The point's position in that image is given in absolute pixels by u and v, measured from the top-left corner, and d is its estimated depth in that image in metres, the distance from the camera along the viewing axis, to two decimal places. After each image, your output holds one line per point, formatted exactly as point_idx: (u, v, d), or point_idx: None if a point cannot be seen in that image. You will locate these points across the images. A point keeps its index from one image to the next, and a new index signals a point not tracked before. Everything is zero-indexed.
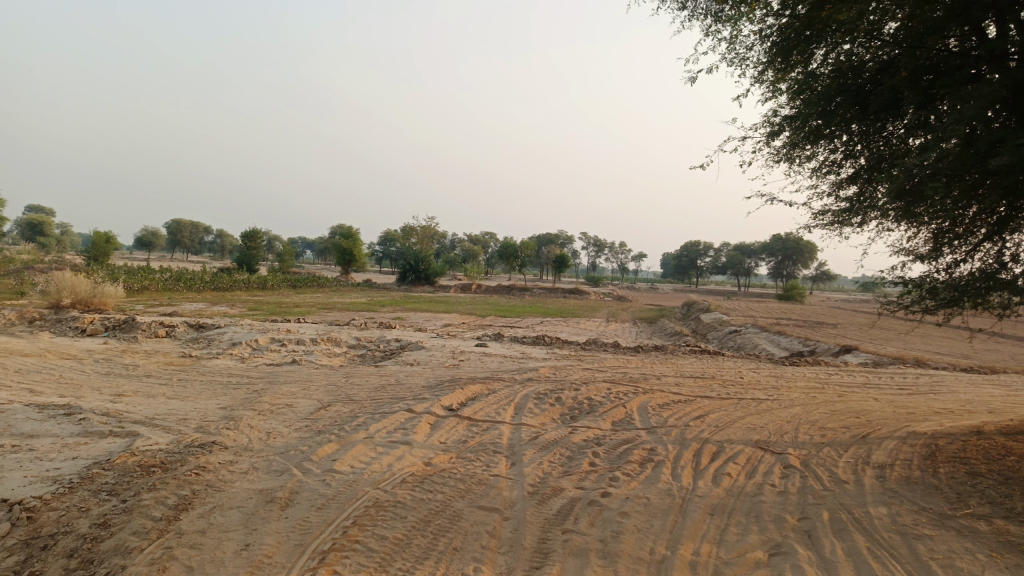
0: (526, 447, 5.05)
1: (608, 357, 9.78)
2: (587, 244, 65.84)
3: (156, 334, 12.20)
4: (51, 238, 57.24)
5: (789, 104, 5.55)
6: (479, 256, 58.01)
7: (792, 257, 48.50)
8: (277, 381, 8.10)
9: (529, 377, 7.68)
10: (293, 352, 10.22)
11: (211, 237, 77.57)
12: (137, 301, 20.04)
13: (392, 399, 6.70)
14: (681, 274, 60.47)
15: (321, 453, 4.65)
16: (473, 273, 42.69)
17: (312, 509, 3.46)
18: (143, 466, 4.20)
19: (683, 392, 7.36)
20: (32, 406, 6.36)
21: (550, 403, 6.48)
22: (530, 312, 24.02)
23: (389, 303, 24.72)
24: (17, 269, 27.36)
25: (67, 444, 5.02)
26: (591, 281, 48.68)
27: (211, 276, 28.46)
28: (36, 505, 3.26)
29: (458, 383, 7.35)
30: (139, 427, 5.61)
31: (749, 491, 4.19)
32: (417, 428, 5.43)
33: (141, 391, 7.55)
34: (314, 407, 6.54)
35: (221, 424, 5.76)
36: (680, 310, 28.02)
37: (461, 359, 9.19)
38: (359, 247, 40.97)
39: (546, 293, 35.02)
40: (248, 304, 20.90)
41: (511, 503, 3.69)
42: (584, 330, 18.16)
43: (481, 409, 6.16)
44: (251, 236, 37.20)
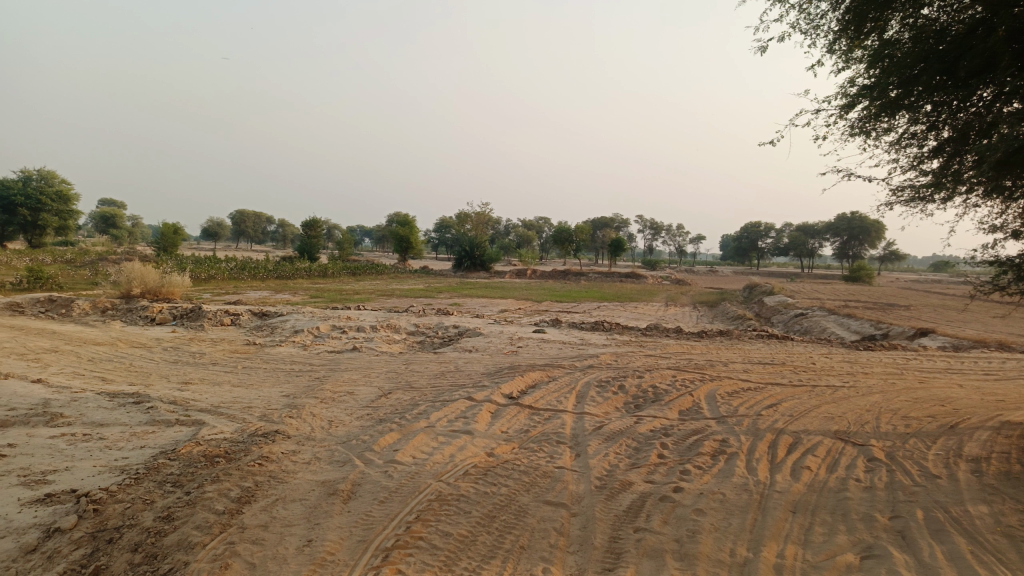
0: (591, 437, 4.89)
1: (671, 343, 9.51)
2: (644, 227, 64.79)
3: (221, 323, 12.43)
4: (124, 229, 59.37)
5: (865, 73, 5.17)
6: (534, 241, 57.76)
7: (858, 237, 46.75)
8: (338, 369, 8.12)
9: (591, 364, 7.49)
10: (353, 339, 10.26)
11: (273, 227, 79.34)
12: (204, 289, 20.55)
13: (452, 386, 6.61)
14: (741, 256, 59.02)
15: (382, 443, 4.57)
16: (528, 258, 42.53)
17: (375, 502, 3.37)
18: (207, 456, 4.20)
19: (752, 379, 7.06)
20: (104, 395, 6.50)
21: (614, 391, 6.29)
22: (586, 297, 23.70)
23: (446, 289, 24.75)
24: (91, 261, 28.41)
25: (135, 432, 5.08)
26: (649, 265, 47.91)
27: (273, 265, 29.01)
28: (102, 498, 3.26)
29: (518, 370, 7.22)
30: (204, 416, 5.66)
31: (832, 487, 3.94)
32: (478, 417, 5.32)
33: (207, 379, 7.66)
34: (374, 394, 6.50)
35: (285, 413, 5.77)
36: (742, 294, 27.25)
37: (520, 346, 9.06)
38: (415, 234, 41.22)
39: (602, 278, 34.59)
40: (310, 292, 21.23)
41: (578, 497, 3.54)
42: (643, 316, 17.80)
43: (543, 398, 6.01)
44: (311, 225, 37.83)
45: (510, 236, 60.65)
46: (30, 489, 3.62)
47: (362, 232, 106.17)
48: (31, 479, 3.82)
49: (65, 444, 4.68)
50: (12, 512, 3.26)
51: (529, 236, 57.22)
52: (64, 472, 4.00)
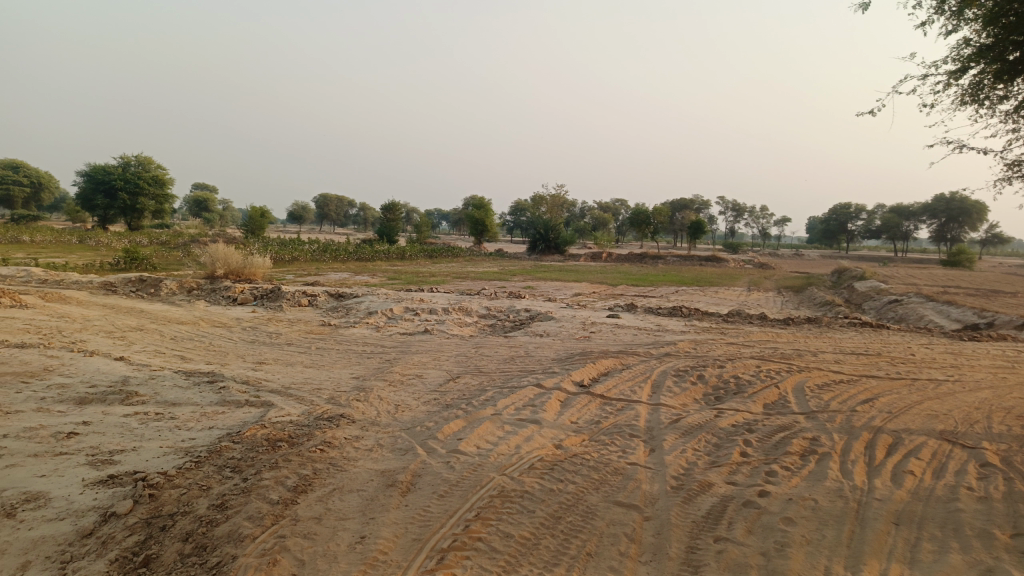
0: (667, 431, 4.58)
1: (755, 330, 9.01)
2: (725, 209, 62.78)
3: (299, 303, 12.62)
4: (215, 213, 61.86)
5: (981, 34, 4.61)
6: (610, 223, 56.92)
7: (957, 219, 43.92)
8: (408, 351, 8.04)
9: (668, 351, 7.13)
10: (425, 322, 10.19)
11: (354, 210, 81.01)
12: (286, 270, 21.08)
13: (522, 372, 6.40)
14: (829, 239, 56.51)
15: (447, 431, 4.39)
16: (604, 241, 41.82)
17: (433, 497, 3.18)
18: (270, 440, 4.12)
19: (844, 371, 6.56)
20: (180, 374, 6.61)
21: (692, 381, 5.94)
22: (664, 281, 23.03)
23: (521, 272, 24.56)
24: (184, 243, 29.65)
25: (205, 413, 5.09)
26: (730, 249, 46.43)
27: (352, 247, 29.53)
28: (159, 483, 3.20)
29: (591, 356, 6.94)
30: (274, 397, 5.63)
31: (941, 496, 3.52)
32: (547, 406, 5.08)
33: (281, 359, 7.71)
34: (443, 378, 6.36)
35: (352, 396, 5.69)
36: (830, 279, 25.92)
37: (593, 331, 8.76)
38: (491, 218, 41.17)
39: (681, 262, 33.64)
40: (388, 273, 21.46)
41: (652, 499, 3.27)
42: (723, 301, 17.10)
43: (616, 387, 5.72)
44: (390, 208, 38.33)
45: (586, 219, 59.96)
46: (95, 469, 3.62)
47: (439, 215, 107.16)
48: (98, 459, 3.82)
49: (136, 423, 4.72)
50: (74, 493, 3.24)
51: (605, 218, 56.34)
52: (131, 452, 4.00)
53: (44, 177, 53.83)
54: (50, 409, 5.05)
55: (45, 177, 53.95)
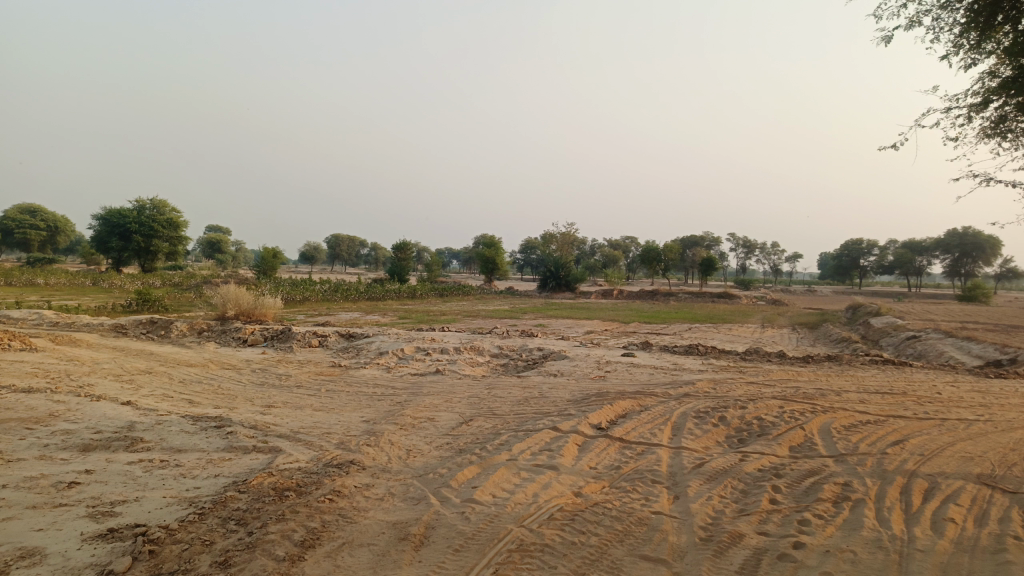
0: (690, 477, 4.39)
1: (774, 368, 8.80)
2: (735, 245, 62.60)
3: (310, 344, 12.51)
4: (227, 254, 62.25)
5: (1005, 67, 4.52)
6: (620, 261, 56.85)
7: (971, 254, 43.59)
8: (420, 392, 7.87)
9: (687, 392, 6.94)
10: (437, 362, 10.04)
11: (365, 250, 81.39)
12: (297, 311, 21.02)
13: (537, 414, 6.22)
14: (841, 275, 56.17)
15: (461, 478, 4.21)
16: (615, 278, 41.65)
17: (447, 552, 3.00)
18: (278, 489, 3.96)
19: (870, 411, 6.34)
20: (187, 418, 6.47)
21: (713, 423, 5.74)
22: (677, 318, 22.82)
23: (532, 310, 24.42)
24: (197, 284, 29.71)
25: (212, 459, 4.94)
26: (742, 285, 46.16)
27: (363, 287, 29.54)
28: (159, 537, 3.04)
29: (607, 397, 6.75)
30: (282, 443, 5.48)
31: (987, 547, 3.31)
32: (564, 450, 4.90)
33: (290, 402, 7.56)
34: (456, 421, 6.19)
35: (362, 440, 5.52)
36: (845, 315, 25.60)
37: (608, 370, 8.57)
38: (501, 256, 41.18)
39: (693, 299, 33.41)
40: (399, 313, 21.40)
41: (681, 553, 3.07)
42: (738, 338, 16.86)
43: (635, 429, 5.54)
44: (401, 248, 38.45)
45: (596, 257, 59.91)
46: (95, 522, 3.47)
47: (450, 255, 107.55)
48: (98, 511, 3.67)
49: (140, 471, 4.58)
50: (71, 549, 3.08)
51: (615, 255, 56.29)
52: (133, 503, 3.85)
53: (59, 220, 54.50)
54: (53, 456, 4.92)
55: (61, 220, 54.66)
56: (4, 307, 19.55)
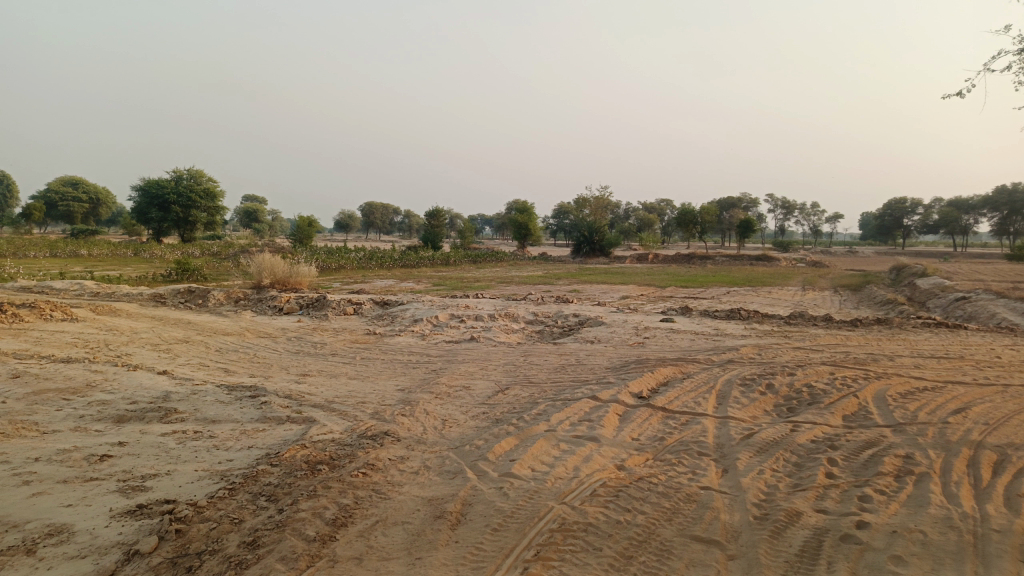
0: (739, 449, 4.18)
1: (821, 332, 8.47)
2: (774, 206, 61.12)
3: (345, 312, 12.46)
4: (264, 224, 62.79)
5: None
6: (655, 224, 56.02)
7: (1021, 211, 41.93)
8: (456, 360, 7.74)
9: (731, 358, 6.69)
10: (472, 329, 9.89)
11: (399, 217, 81.39)
12: (333, 279, 21.08)
13: (576, 382, 6.03)
14: (884, 236, 54.64)
15: (498, 451, 4.04)
16: (650, 241, 40.97)
17: (486, 531, 2.84)
18: (310, 462, 3.83)
19: (927, 377, 6.03)
20: (223, 387, 6.43)
21: (760, 391, 5.50)
22: (715, 282, 22.38)
23: (566, 275, 24.13)
24: (234, 254, 29.97)
25: (245, 430, 4.86)
26: (781, 247, 45.14)
27: (397, 254, 29.50)
28: (187, 516, 2.94)
29: (648, 364, 6.53)
30: (316, 413, 5.37)
31: None
32: (605, 421, 4.70)
33: (325, 370, 7.50)
34: (492, 390, 6.03)
35: (397, 410, 5.40)
36: (889, 276, 24.83)
37: (647, 336, 8.33)
38: (534, 221, 40.78)
39: (731, 262, 32.77)
40: (433, 280, 21.33)
41: (735, 533, 2.88)
42: (779, 301, 16.40)
43: (678, 398, 5.32)
44: (434, 215, 38.33)
45: (630, 220, 59.14)
46: (125, 498, 3.38)
47: (483, 221, 107.30)
48: (129, 485, 3.59)
49: (173, 443, 4.51)
50: (99, 526, 2.99)
51: (651, 219, 55.45)
52: (165, 477, 3.76)
53: (100, 193, 55.44)
54: (88, 428, 4.88)
55: (103, 192, 55.61)
56: (47, 277, 19.90)
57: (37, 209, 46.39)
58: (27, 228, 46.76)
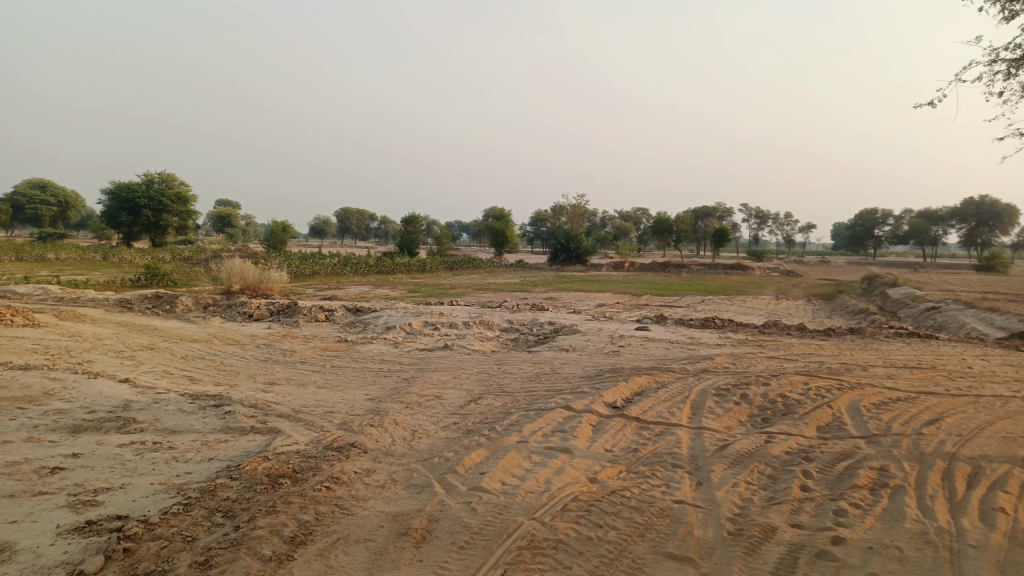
0: (714, 461, 4.11)
1: (795, 342, 8.48)
2: (748, 216, 61.72)
3: (316, 318, 12.27)
4: (238, 229, 62.06)
5: None
6: (631, 232, 56.32)
7: (988, 223, 42.78)
8: (428, 368, 7.62)
9: (706, 367, 6.65)
10: (445, 336, 9.77)
11: (376, 224, 80.91)
12: (306, 285, 20.82)
13: (549, 391, 5.93)
14: (855, 246, 55.44)
15: (468, 463, 3.93)
16: (626, 249, 41.09)
17: (451, 550, 2.72)
18: (272, 475, 3.68)
19: (899, 388, 6.03)
20: (186, 396, 6.24)
21: (734, 401, 5.46)
22: (690, 290, 22.47)
23: (541, 283, 24.10)
24: (205, 259, 29.52)
25: (207, 442, 4.69)
26: (755, 256, 45.57)
27: (372, 260, 29.25)
28: (137, 534, 2.78)
29: (622, 374, 6.45)
30: (282, 423, 5.21)
31: None
32: (578, 432, 4.61)
33: (294, 378, 7.33)
34: (464, 399, 5.91)
35: (366, 420, 5.26)
36: (860, 286, 25.12)
37: (622, 345, 8.28)
38: (511, 229, 40.74)
39: (705, 271, 32.99)
40: (408, 286, 21.17)
41: (710, 550, 2.80)
42: (753, 310, 16.47)
43: (652, 408, 5.24)
44: (410, 221, 38.14)
45: (606, 228, 59.41)
46: (74, 513, 3.21)
47: (460, 228, 107.15)
48: (79, 500, 3.41)
49: (130, 455, 4.33)
50: (44, 544, 2.83)
51: (627, 227, 55.74)
52: (118, 491, 3.59)
53: (70, 195, 54.35)
54: (41, 438, 4.67)
55: (73, 195, 54.57)
56: (11, 282, 19.38)
57: (3, 211, 45.36)
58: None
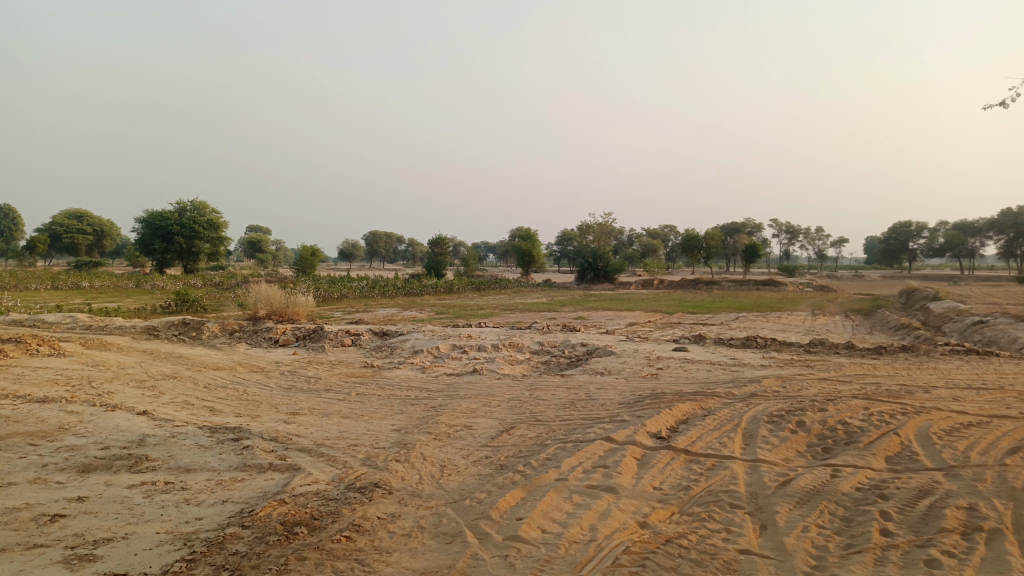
0: (777, 501, 3.69)
1: (845, 361, 7.97)
2: (778, 230, 60.64)
3: (342, 343, 12.00)
4: (268, 253, 62.58)
5: None
6: (659, 249, 55.65)
7: None
8: (457, 395, 7.25)
9: (754, 391, 6.19)
10: (474, 360, 9.41)
11: (403, 246, 81.10)
12: (335, 309, 20.62)
13: (587, 420, 5.53)
14: (889, 259, 54.15)
15: (503, 506, 3.56)
16: (655, 267, 40.39)
17: None
18: (288, 523, 3.33)
19: (970, 412, 5.52)
20: (205, 429, 5.93)
21: (790, 430, 5.01)
22: (722, 307, 21.88)
23: (570, 302, 23.67)
24: (234, 284, 29.51)
25: (222, 481, 4.37)
26: (787, 272, 44.55)
27: (400, 282, 29.08)
28: None
29: (664, 399, 6.03)
30: (302, 459, 4.87)
31: None
32: (622, 467, 4.21)
33: (317, 408, 7.00)
34: (496, 429, 5.53)
35: (392, 454, 4.91)
36: (899, 300, 24.30)
37: (661, 367, 7.84)
38: (538, 248, 40.41)
39: (738, 287, 32.26)
40: (436, 308, 20.91)
41: None
42: (791, 327, 15.86)
43: (700, 438, 4.82)
44: (437, 243, 38.03)
45: (633, 246, 58.79)
46: (67, 572, 2.88)
47: (486, 248, 107.10)
48: (75, 554, 3.09)
49: (138, 498, 4.01)
50: None
51: (655, 245, 55.09)
52: (120, 542, 3.27)
53: (105, 225, 55.27)
54: (47, 480, 4.38)
55: (108, 224, 55.54)
56: (43, 311, 19.46)
57: (41, 241, 46.14)
58: (32, 261, 46.55)
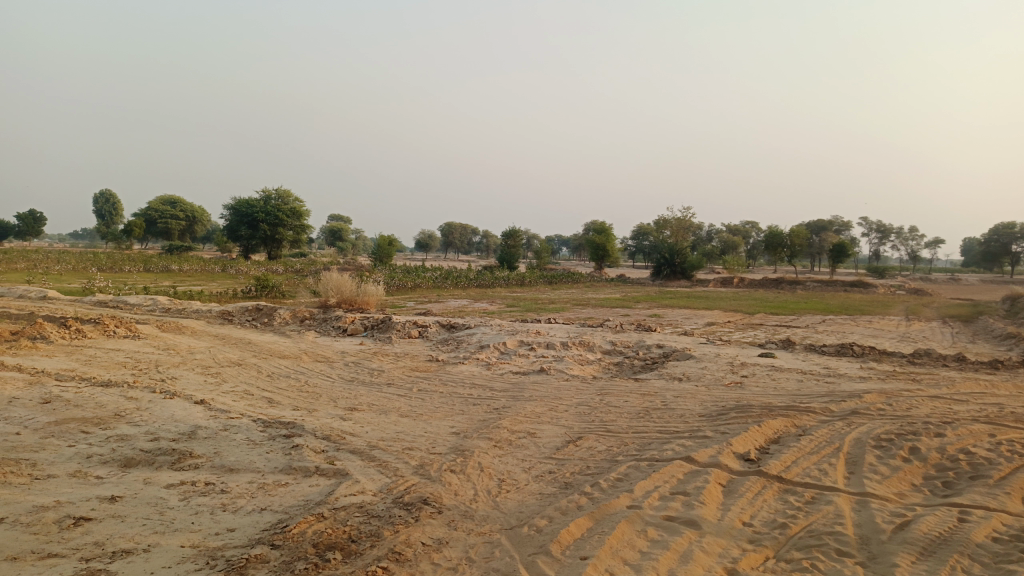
0: (896, 551, 3.09)
1: (957, 377, 7.10)
2: (868, 229, 57.57)
3: (409, 335, 11.73)
4: (349, 242, 63.90)
5: None
6: (739, 247, 53.79)
7: None
8: (522, 397, 6.81)
9: (856, 409, 5.49)
10: (542, 359, 8.93)
11: (477, 237, 80.98)
12: (408, 299, 20.56)
13: (663, 434, 4.98)
14: (990, 263, 50.64)
15: (565, 539, 3.08)
16: (735, 264, 38.96)
17: None
18: (320, 546, 2.95)
19: None
20: (259, 423, 5.67)
21: (903, 459, 4.33)
22: (808, 308, 20.68)
23: (646, 299, 22.87)
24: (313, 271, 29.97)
25: (264, 486, 4.04)
26: (877, 273, 42.15)
27: (472, 273, 28.88)
28: None
29: (752, 413, 5.40)
30: (351, 463, 4.50)
31: None
32: (706, 496, 3.66)
33: (375, 404, 6.68)
34: (562, 439, 5.04)
35: (448, 462, 4.50)
36: (1002, 307, 22.47)
37: (746, 375, 7.18)
38: (613, 242, 39.56)
39: (824, 288, 30.61)
40: (508, 301, 20.55)
41: None
42: (883, 333, 14.71)
43: (796, 464, 4.22)
44: (511, 235, 37.69)
45: (712, 242, 57.00)
46: None
47: (560, 241, 106.55)
48: (88, 569, 2.79)
49: (173, 501, 3.72)
50: None
51: (735, 241, 53.19)
52: (139, 556, 2.94)
53: (196, 212, 57.41)
54: (87, 474, 4.17)
55: (198, 210, 57.74)
56: (131, 292, 20.09)
57: (138, 225, 48.21)
58: (129, 243, 48.76)
